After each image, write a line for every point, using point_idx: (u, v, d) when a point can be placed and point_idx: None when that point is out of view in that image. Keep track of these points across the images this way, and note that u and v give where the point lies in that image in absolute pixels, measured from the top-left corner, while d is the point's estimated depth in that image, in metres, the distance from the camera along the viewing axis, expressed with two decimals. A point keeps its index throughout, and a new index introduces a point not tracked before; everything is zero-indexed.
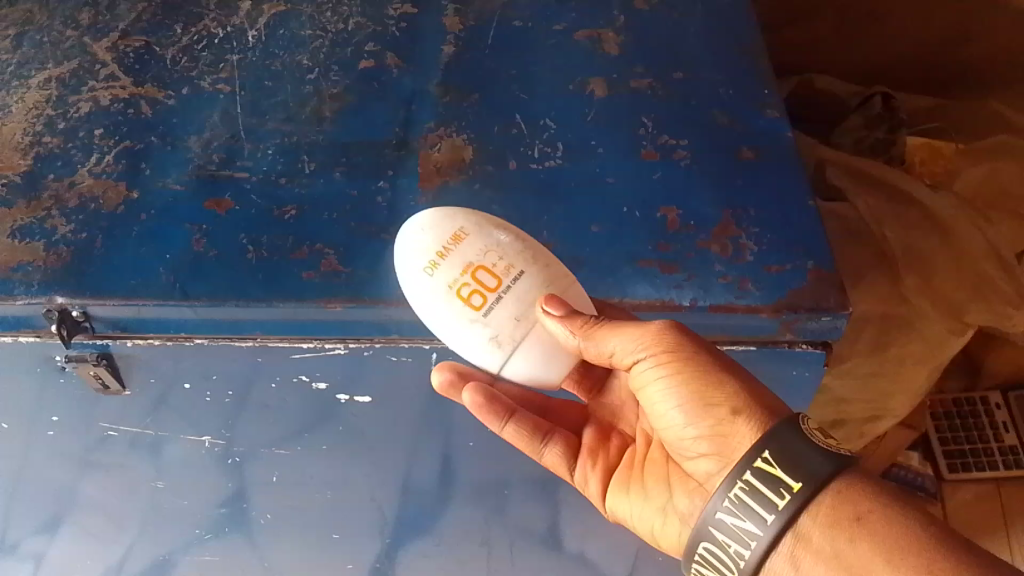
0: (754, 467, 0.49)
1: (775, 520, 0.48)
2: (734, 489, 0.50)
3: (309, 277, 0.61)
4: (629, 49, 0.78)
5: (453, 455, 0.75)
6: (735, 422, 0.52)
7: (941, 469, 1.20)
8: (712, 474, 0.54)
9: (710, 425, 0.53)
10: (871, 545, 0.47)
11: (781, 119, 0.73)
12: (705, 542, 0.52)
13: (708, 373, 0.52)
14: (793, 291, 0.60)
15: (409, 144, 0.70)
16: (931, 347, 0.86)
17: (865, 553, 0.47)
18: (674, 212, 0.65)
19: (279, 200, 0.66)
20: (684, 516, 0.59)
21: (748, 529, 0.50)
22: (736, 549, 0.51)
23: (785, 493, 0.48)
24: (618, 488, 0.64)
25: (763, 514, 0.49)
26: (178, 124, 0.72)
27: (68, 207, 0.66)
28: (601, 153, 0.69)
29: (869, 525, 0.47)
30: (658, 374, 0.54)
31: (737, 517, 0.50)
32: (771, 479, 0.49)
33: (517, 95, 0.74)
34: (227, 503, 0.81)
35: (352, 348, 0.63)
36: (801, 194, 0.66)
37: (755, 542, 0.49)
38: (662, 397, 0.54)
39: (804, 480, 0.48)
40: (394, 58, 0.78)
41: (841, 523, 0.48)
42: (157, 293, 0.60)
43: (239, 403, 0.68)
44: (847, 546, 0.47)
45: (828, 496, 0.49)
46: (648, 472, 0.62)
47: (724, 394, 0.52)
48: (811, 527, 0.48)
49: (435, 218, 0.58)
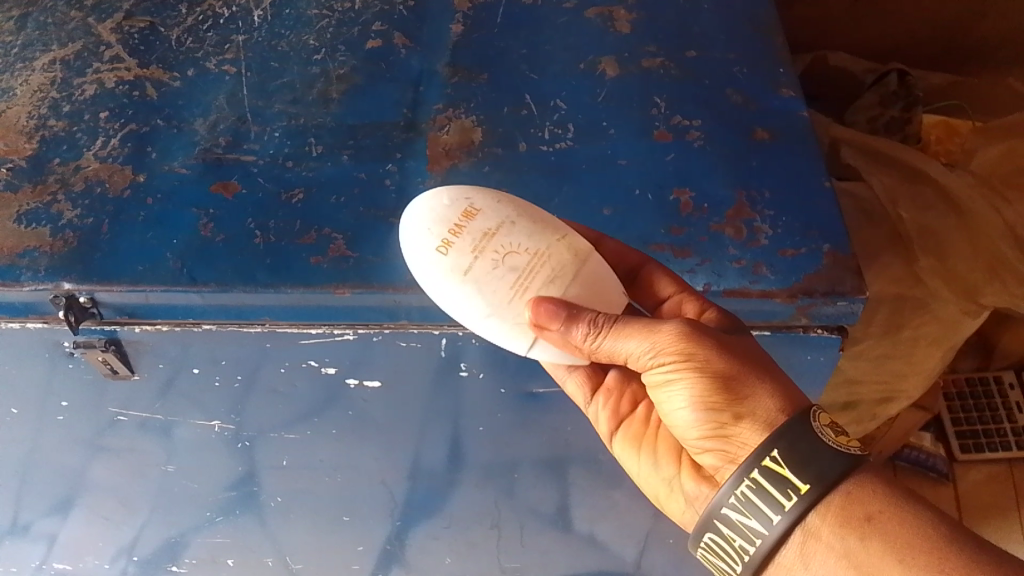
0: (762, 466, 0.50)
1: (780, 521, 0.49)
2: (741, 487, 0.51)
3: (317, 262, 0.60)
4: (640, 26, 0.77)
5: (462, 438, 0.75)
6: (737, 425, 0.53)
7: (954, 450, 1.19)
8: (717, 468, 0.55)
9: (712, 427, 0.53)
10: (884, 545, 0.48)
11: (796, 98, 0.71)
12: (710, 535, 0.54)
13: (715, 386, 0.52)
14: (809, 275, 0.58)
15: (418, 126, 0.69)
16: (944, 329, 0.86)
17: (878, 554, 0.48)
18: (687, 195, 0.63)
19: (287, 184, 0.65)
20: (690, 498, 0.60)
21: (753, 527, 0.51)
22: (741, 544, 0.52)
23: (792, 495, 0.49)
24: (628, 445, 0.65)
25: (768, 512, 0.50)
26: (184, 106, 0.72)
27: (74, 191, 0.65)
28: (613, 134, 0.68)
29: (880, 525, 0.48)
30: (668, 377, 0.53)
31: (743, 513, 0.51)
32: (778, 479, 0.50)
33: (526, 75, 0.73)
34: (238, 488, 0.81)
35: (361, 334, 0.62)
36: (817, 174, 0.65)
37: (760, 539, 0.51)
38: (670, 395, 0.54)
39: (811, 482, 0.49)
40: (401, 37, 0.76)
41: (851, 523, 0.49)
42: (165, 279, 0.59)
43: (248, 387, 0.68)
44: (856, 547, 0.48)
45: (836, 498, 0.50)
46: (661, 439, 0.64)
47: (728, 402, 0.52)
48: (820, 526, 0.49)
49: (415, 258, 0.55)
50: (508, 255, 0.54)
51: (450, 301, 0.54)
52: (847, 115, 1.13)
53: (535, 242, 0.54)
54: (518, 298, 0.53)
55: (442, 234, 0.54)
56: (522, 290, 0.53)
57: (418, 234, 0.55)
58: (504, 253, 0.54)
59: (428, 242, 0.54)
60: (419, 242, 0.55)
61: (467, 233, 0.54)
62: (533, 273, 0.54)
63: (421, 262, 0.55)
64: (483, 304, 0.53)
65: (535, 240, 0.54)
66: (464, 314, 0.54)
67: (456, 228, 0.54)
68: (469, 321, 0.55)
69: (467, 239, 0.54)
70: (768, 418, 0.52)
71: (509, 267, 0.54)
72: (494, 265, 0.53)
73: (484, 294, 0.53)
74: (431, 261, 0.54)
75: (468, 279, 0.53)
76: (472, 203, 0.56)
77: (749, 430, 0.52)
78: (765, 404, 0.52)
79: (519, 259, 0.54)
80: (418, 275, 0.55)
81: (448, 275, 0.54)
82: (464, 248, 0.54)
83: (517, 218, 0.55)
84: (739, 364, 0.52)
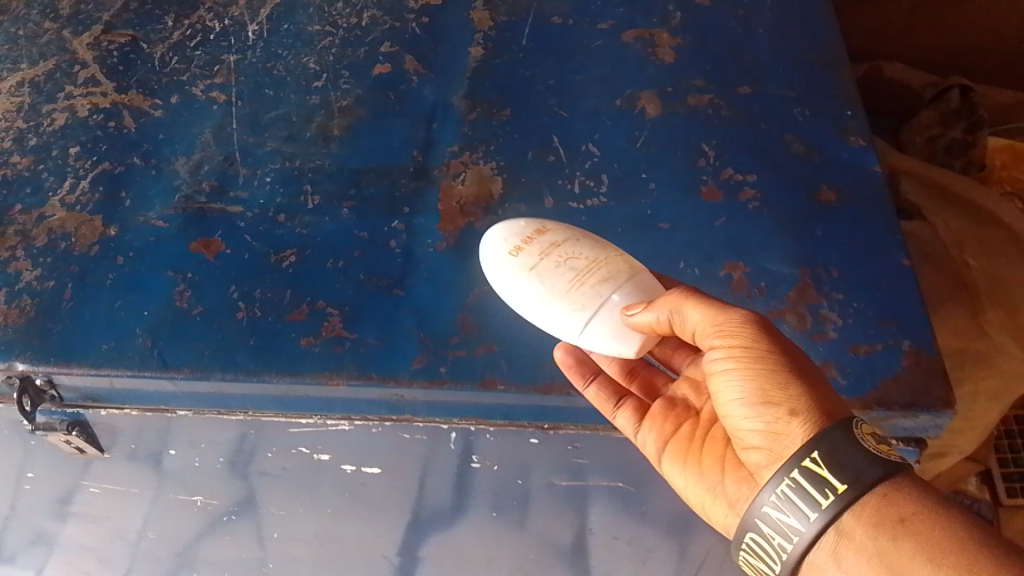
0: (802, 467, 0.41)
1: (814, 520, 0.40)
2: (780, 486, 0.42)
3: (308, 345, 0.52)
4: (686, 54, 0.67)
5: (475, 528, 0.62)
6: (789, 421, 0.43)
7: (999, 494, 1.08)
8: (761, 467, 0.44)
9: (763, 420, 0.43)
10: (917, 550, 0.38)
11: (868, 148, 0.61)
12: (749, 533, 0.44)
13: (779, 375, 0.43)
14: (886, 382, 0.49)
15: (428, 173, 0.60)
16: (1006, 384, 0.76)
17: (912, 558, 0.38)
18: (740, 270, 0.54)
19: (278, 243, 0.56)
20: (734, 501, 0.47)
21: (791, 525, 0.42)
22: (779, 543, 0.42)
23: (829, 495, 0.40)
24: (681, 464, 0.50)
25: (800, 506, 0.41)
26: (165, 141, 0.63)
27: (36, 245, 0.57)
28: (653, 189, 0.58)
29: (917, 529, 0.39)
30: (726, 364, 0.45)
31: (781, 512, 0.42)
32: (815, 479, 0.41)
33: (555, 112, 0.63)
34: (239, 558, 0.69)
35: (358, 426, 0.54)
36: (895, 249, 0.55)
37: (795, 538, 0.42)
38: (723, 384, 0.45)
39: (848, 482, 0.40)
40: (413, 61, 0.67)
41: (883, 524, 0.39)
42: (133, 362, 0.51)
43: (232, 468, 0.59)
44: (888, 552, 0.39)
45: (870, 498, 0.40)
46: (710, 445, 0.50)
47: (785, 392, 0.43)
48: (854, 525, 0.40)
49: (489, 262, 0.50)
50: (575, 257, 0.48)
51: (518, 300, 0.48)
52: (902, 131, 1.02)
53: (601, 252, 0.49)
54: (583, 286, 0.46)
55: (513, 241, 0.49)
56: (584, 280, 0.47)
57: (494, 243, 0.50)
58: (567, 253, 0.48)
59: (500, 249, 0.49)
60: (494, 252, 0.50)
61: (537, 240, 0.49)
62: (597, 267, 0.47)
63: (494, 269, 0.49)
64: (547, 294, 0.46)
65: (601, 250, 0.49)
66: (529, 313, 0.47)
67: (527, 237, 0.49)
68: (535, 319, 0.47)
69: (536, 245, 0.49)
70: (822, 410, 0.42)
71: (574, 267, 0.47)
72: (556, 264, 0.47)
73: (549, 287, 0.47)
74: (504, 261, 0.49)
75: (532, 274, 0.47)
76: (541, 223, 0.51)
77: (800, 420, 0.42)
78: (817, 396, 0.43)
79: (586, 262, 0.48)
80: (493, 283, 0.49)
81: (518, 274, 0.48)
82: (531, 250, 0.48)
83: (585, 235, 0.50)
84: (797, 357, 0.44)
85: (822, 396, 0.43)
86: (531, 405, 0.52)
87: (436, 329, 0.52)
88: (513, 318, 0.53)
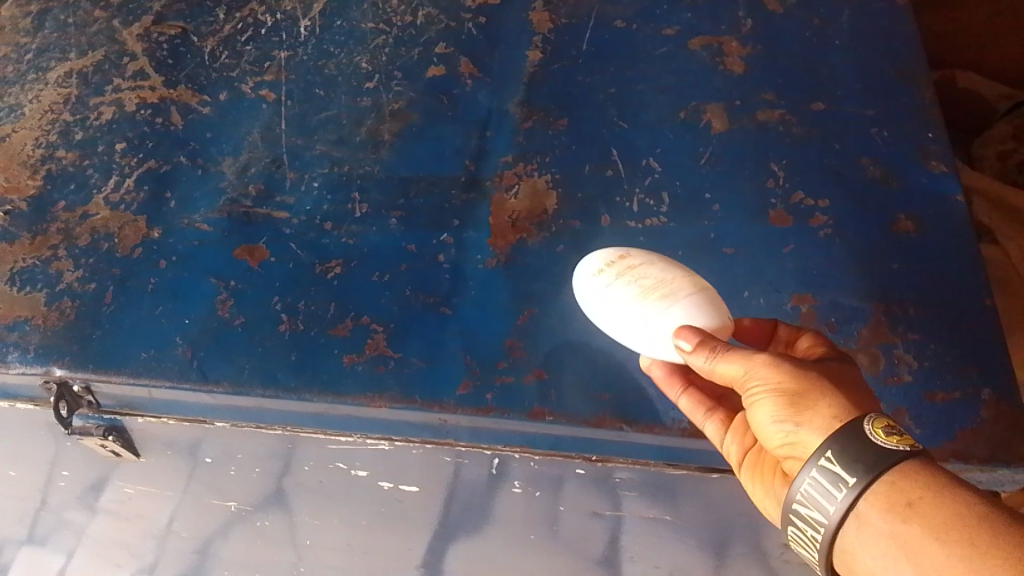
0: (818, 465, 0.37)
1: (832, 514, 0.37)
2: (802, 484, 0.38)
3: (350, 363, 0.50)
4: (756, 65, 0.63)
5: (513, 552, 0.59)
6: (801, 435, 0.38)
7: None
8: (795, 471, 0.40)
9: (781, 439, 0.39)
10: (926, 532, 0.34)
11: (950, 176, 0.57)
12: (789, 526, 0.40)
13: (787, 396, 0.38)
14: (963, 434, 0.46)
15: (480, 184, 0.57)
16: None
17: (921, 541, 0.34)
18: (809, 303, 0.51)
19: (323, 252, 0.54)
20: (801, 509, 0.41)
21: (817, 518, 0.38)
22: (812, 534, 0.39)
23: (842, 488, 0.36)
24: (763, 478, 0.45)
25: (818, 498, 0.37)
26: (212, 140, 0.61)
27: (79, 245, 0.56)
28: (717, 212, 0.55)
29: (927, 512, 0.34)
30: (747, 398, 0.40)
31: (806, 505, 0.38)
32: (829, 474, 0.37)
33: (614, 123, 0.60)
34: (270, 561, 0.65)
35: (398, 446, 0.53)
36: (976, 289, 0.51)
37: (820, 529, 0.38)
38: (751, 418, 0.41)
39: (858, 476, 0.36)
40: (468, 64, 0.64)
41: (892, 509, 0.35)
42: (170, 372, 0.50)
43: (269, 477, 0.58)
44: (900, 539, 0.35)
45: (878, 485, 0.36)
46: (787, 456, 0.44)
47: (792, 410, 0.38)
48: (869, 513, 0.36)
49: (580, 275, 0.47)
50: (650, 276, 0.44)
51: (592, 308, 0.46)
52: (973, 146, 0.97)
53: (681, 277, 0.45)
54: (647, 298, 0.43)
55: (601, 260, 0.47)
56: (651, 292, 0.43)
57: (588, 260, 0.47)
58: (643, 272, 0.45)
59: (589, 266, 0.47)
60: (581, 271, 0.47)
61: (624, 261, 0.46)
62: (667, 285, 0.44)
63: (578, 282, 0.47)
64: (616, 305, 0.44)
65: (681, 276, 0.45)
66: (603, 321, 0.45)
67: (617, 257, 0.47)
68: (606, 326, 0.45)
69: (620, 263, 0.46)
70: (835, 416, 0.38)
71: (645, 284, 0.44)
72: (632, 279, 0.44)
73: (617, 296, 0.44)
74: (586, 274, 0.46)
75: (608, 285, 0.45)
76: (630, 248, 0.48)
77: (811, 426, 0.38)
78: (829, 402, 0.38)
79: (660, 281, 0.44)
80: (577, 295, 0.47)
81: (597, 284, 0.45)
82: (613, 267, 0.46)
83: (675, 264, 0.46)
84: (812, 368, 0.39)
85: (835, 403, 0.38)
86: (580, 437, 0.50)
87: (483, 352, 0.50)
88: (565, 344, 0.50)
